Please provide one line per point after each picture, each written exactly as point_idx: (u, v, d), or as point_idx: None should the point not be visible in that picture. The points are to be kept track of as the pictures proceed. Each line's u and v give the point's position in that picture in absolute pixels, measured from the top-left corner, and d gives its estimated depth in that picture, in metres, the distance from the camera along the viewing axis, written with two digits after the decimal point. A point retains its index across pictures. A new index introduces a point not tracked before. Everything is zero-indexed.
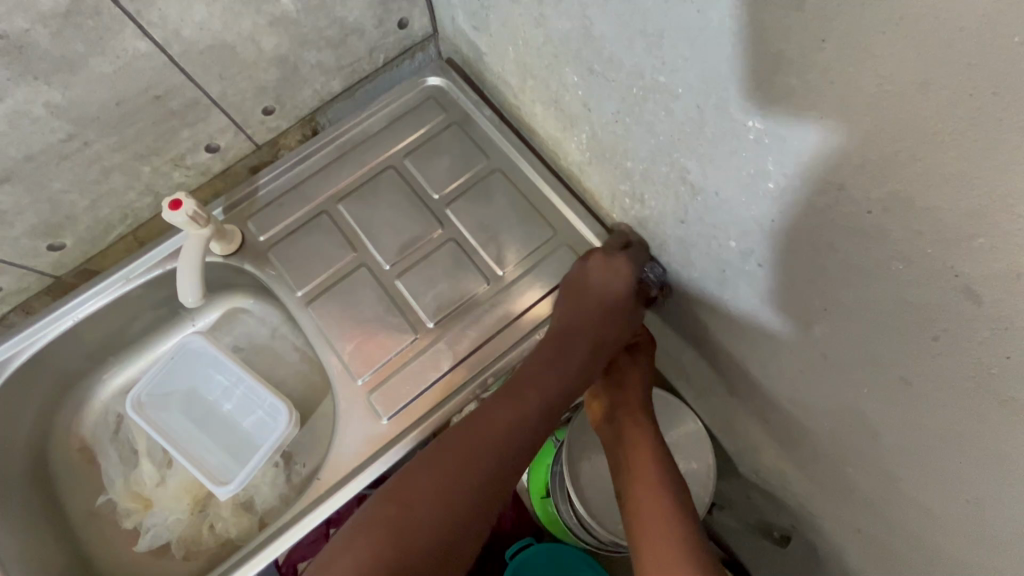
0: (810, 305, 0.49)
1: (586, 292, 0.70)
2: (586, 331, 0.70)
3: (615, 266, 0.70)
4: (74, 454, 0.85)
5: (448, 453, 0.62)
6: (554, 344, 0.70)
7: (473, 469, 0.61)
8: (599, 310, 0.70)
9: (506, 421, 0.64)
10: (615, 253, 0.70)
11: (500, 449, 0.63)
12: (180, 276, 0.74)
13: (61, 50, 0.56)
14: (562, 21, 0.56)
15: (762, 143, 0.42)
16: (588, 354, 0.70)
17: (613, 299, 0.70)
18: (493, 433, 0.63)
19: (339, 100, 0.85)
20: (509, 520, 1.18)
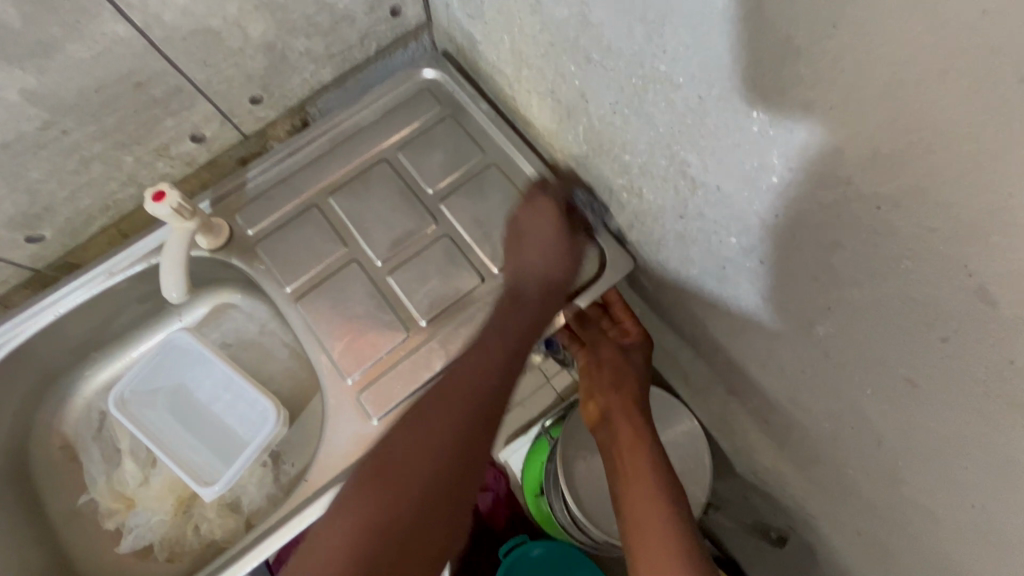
0: (814, 304, 0.47)
1: (527, 245, 0.72)
2: (535, 278, 0.70)
3: (541, 208, 0.73)
4: (56, 452, 0.83)
5: (422, 421, 0.63)
6: (509, 299, 0.70)
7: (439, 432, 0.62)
8: (549, 260, 0.71)
9: (472, 381, 0.65)
10: (536, 196, 0.74)
11: (466, 406, 0.64)
12: (164, 271, 0.72)
13: (36, 33, 0.54)
14: (558, 7, 0.54)
15: (766, 135, 0.40)
16: (541, 304, 0.71)
17: (557, 243, 0.71)
18: (458, 391, 0.64)
19: (330, 89, 0.83)
20: (503, 517, 1.17)
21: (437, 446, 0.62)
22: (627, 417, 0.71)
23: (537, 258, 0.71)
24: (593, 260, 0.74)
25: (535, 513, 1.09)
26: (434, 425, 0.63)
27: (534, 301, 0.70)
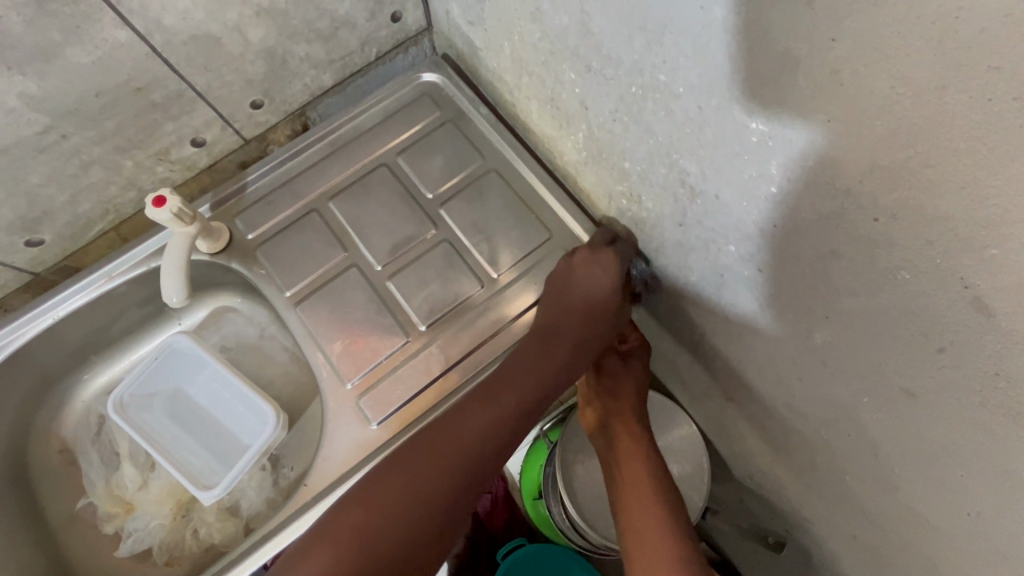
0: (812, 313, 0.47)
1: (576, 288, 0.68)
2: (568, 320, 0.68)
3: (601, 260, 0.69)
4: (54, 456, 0.83)
5: (412, 461, 0.63)
6: (540, 339, 0.68)
7: (433, 473, 0.62)
8: (594, 312, 0.68)
9: (474, 426, 0.64)
10: (602, 248, 0.70)
11: (471, 447, 0.63)
12: (164, 275, 0.72)
13: (36, 38, 0.54)
14: (559, 16, 0.54)
15: (766, 146, 0.40)
16: (572, 352, 0.68)
17: (603, 296, 0.68)
18: (461, 437, 0.63)
19: (330, 94, 0.83)
20: (502, 519, 1.17)
21: (439, 479, 0.62)
22: (625, 424, 0.70)
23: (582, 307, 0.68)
24: None
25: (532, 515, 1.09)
26: (433, 469, 0.62)
27: (563, 344, 0.68)
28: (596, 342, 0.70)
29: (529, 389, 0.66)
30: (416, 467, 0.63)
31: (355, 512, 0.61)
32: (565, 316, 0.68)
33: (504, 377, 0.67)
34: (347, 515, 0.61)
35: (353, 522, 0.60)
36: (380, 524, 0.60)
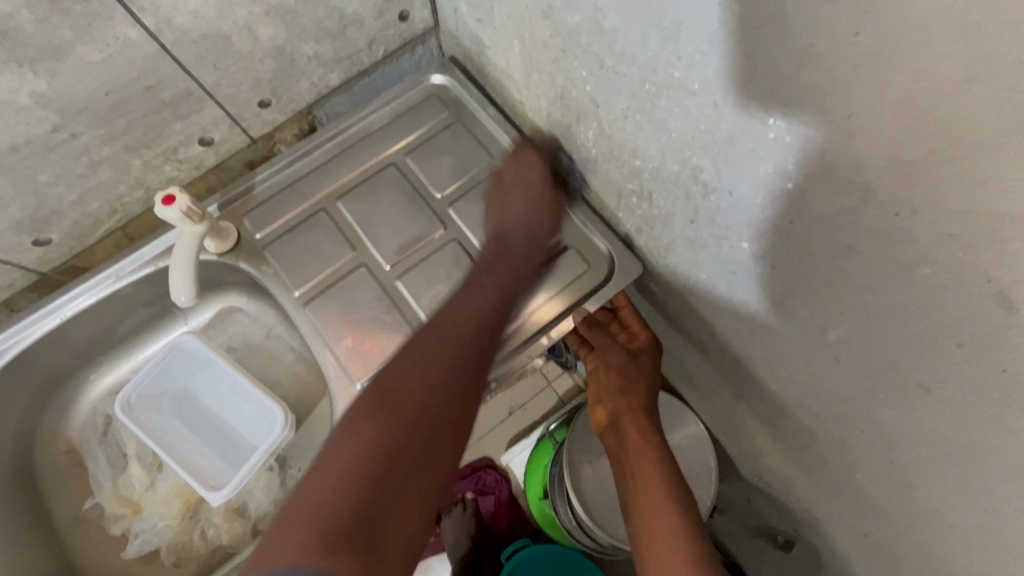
0: (827, 310, 0.47)
1: (510, 193, 0.73)
2: (518, 230, 0.71)
3: (523, 158, 0.74)
4: (60, 457, 0.83)
5: (407, 371, 0.55)
6: (495, 248, 0.70)
7: (437, 373, 0.56)
8: (534, 209, 0.72)
9: (453, 328, 0.60)
10: (523, 150, 0.75)
11: (457, 343, 0.59)
12: (172, 275, 0.71)
13: (47, 36, 0.54)
14: (571, 13, 0.54)
15: (782, 142, 0.40)
16: (526, 255, 0.70)
17: (541, 195, 0.73)
18: (443, 335, 0.59)
19: (337, 94, 0.83)
20: (505, 519, 1.16)
21: (443, 376, 0.56)
22: (635, 423, 0.71)
23: (523, 205, 0.72)
24: (603, 265, 0.75)
25: (537, 514, 1.11)
26: (431, 364, 0.56)
27: (515, 255, 0.70)
28: (542, 242, 0.72)
29: (499, 286, 0.67)
30: (410, 368, 0.55)
31: (353, 429, 0.50)
32: (512, 223, 0.71)
33: (474, 280, 0.66)
34: (348, 437, 0.50)
35: (355, 441, 0.49)
36: (393, 426, 0.51)
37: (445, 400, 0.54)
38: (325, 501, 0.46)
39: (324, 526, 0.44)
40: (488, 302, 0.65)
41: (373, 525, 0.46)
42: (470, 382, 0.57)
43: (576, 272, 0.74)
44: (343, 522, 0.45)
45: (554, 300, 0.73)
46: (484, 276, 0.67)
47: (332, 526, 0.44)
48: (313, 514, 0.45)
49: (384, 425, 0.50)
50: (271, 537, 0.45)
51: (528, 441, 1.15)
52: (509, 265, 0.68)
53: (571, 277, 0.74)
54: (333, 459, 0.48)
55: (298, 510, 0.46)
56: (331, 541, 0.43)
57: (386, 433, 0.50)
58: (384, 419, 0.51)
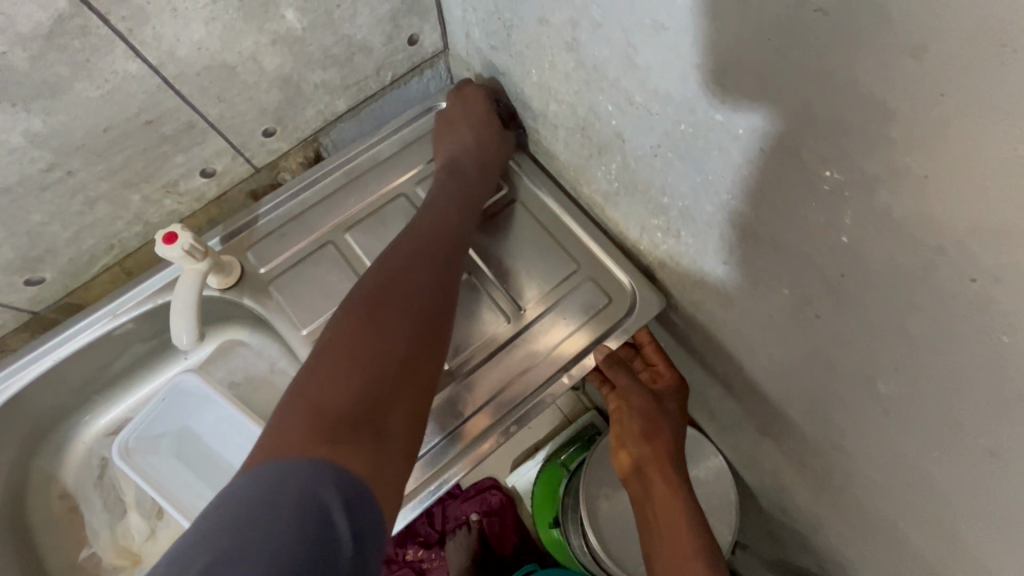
0: (878, 364, 0.45)
1: (456, 124, 0.76)
2: (468, 154, 0.74)
3: (466, 93, 0.77)
4: (54, 503, 0.78)
5: (382, 283, 0.58)
6: (449, 175, 0.73)
7: (411, 279, 0.59)
8: (483, 137, 0.75)
9: (422, 244, 0.64)
10: (464, 86, 0.77)
11: (425, 256, 0.63)
12: (174, 315, 0.67)
13: (42, 73, 0.50)
14: (598, 47, 0.52)
15: (839, 195, 0.38)
16: (479, 176, 0.74)
17: (490, 127, 0.75)
18: (413, 254, 0.62)
19: (344, 120, 0.80)
20: (511, 544, 1.11)
21: (411, 284, 0.58)
22: (661, 473, 0.68)
23: (467, 134, 0.74)
24: (624, 299, 0.72)
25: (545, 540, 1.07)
26: (406, 278, 0.59)
27: (470, 175, 0.73)
28: (494, 166, 0.75)
29: (466, 211, 0.70)
30: (386, 283, 0.58)
31: (338, 342, 0.51)
32: (463, 151, 0.74)
33: (440, 204, 0.70)
34: (332, 348, 0.50)
35: (339, 348, 0.50)
36: (380, 327, 0.53)
37: (421, 300, 0.57)
38: (323, 397, 0.46)
39: (323, 419, 0.45)
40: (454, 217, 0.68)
41: (375, 419, 0.46)
42: (445, 294, 0.60)
43: (596, 305, 0.72)
44: (344, 414, 0.45)
45: (573, 334, 0.72)
46: (446, 198, 0.70)
47: (337, 416, 0.45)
48: (310, 408, 0.45)
49: (360, 331, 0.52)
50: (272, 441, 0.43)
51: (532, 462, 1.12)
52: (466, 188, 0.72)
53: (592, 311, 0.72)
54: (322, 371, 0.48)
55: (297, 408, 0.45)
56: (335, 428, 0.44)
57: (371, 335, 0.51)
58: (358, 327, 0.52)
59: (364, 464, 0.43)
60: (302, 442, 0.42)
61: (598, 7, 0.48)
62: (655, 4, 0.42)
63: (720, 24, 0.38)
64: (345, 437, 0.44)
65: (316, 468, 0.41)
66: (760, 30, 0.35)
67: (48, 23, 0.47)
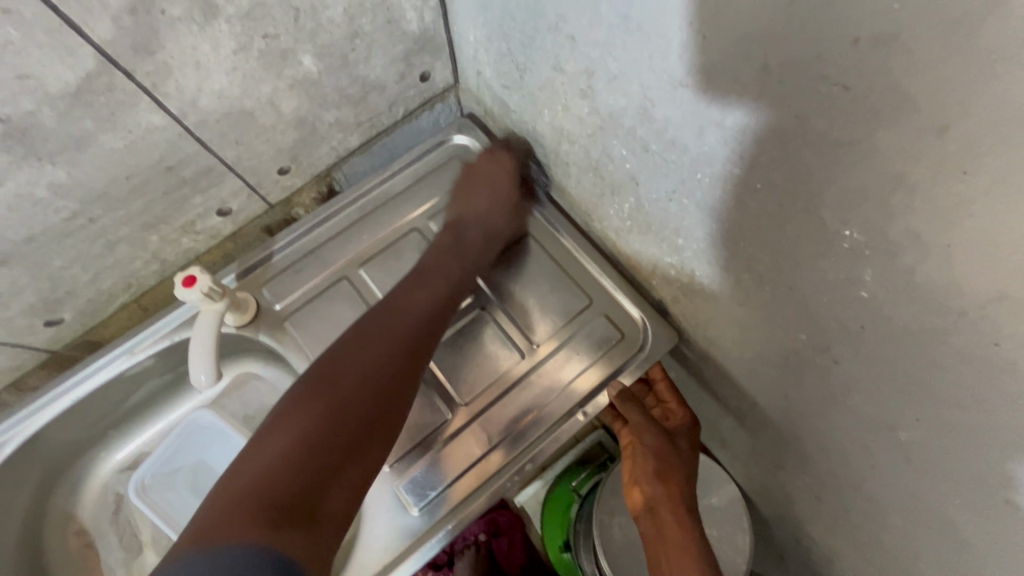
0: (897, 412, 0.45)
1: (476, 187, 0.77)
2: (479, 223, 0.75)
3: (500, 159, 0.77)
4: (70, 540, 0.79)
5: (350, 358, 0.60)
6: (450, 238, 0.74)
7: (375, 353, 0.61)
8: (497, 209, 0.76)
9: (401, 313, 0.65)
10: (499, 150, 0.78)
11: (407, 319, 0.65)
12: (192, 357, 0.67)
13: (69, 128, 0.51)
14: (614, 97, 0.53)
15: (858, 253, 0.38)
16: (482, 245, 0.74)
17: (510, 200, 0.76)
18: (396, 323, 0.64)
19: (356, 155, 0.81)
20: (520, 562, 1.10)
21: (384, 348, 0.61)
22: (673, 512, 0.69)
23: (483, 199, 0.76)
24: (636, 334, 0.73)
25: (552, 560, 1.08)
26: (371, 351, 0.61)
27: (473, 241, 0.74)
28: (501, 237, 0.76)
29: (453, 278, 0.71)
30: (351, 355, 0.60)
31: (292, 420, 0.53)
32: (469, 216, 0.75)
33: (427, 268, 0.71)
34: (285, 428, 0.53)
35: (296, 426, 0.53)
36: (331, 410, 0.55)
37: (381, 377, 0.59)
38: (269, 477, 0.49)
39: (267, 501, 0.47)
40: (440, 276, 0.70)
41: (311, 504, 0.49)
42: (407, 368, 0.61)
43: (610, 340, 0.73)
44: (286, 499, 0.48)
45: (587, 369, 0.72)
46: (440, 256, 0.72)
47: (277, 500, 0.48)
48: (255, 488, 0.48)
49: (323, 405, 0.55)
50: (212, 513, 0.46)
51: (538, 482, 1.12)
52: (465, 253, 0.73)
53: (605, 346, 0.73)
54: (270, 448, 0.51)
55: (243, 483, 0.49)
56: (269, 512, 0.47)
57: (323, 418, 0.54)
58: (324, 398, 0.55)
59: (296, 546, 0.46)
60: (235, 521, 0.45)
61: (615, 60, 0.49)
62: (673, 64, 0.43)
63: (738, 88, 0.39)
64: (281, 521, 0.47)
65: (245, 553, 0.43)
66: (780, 96, 0.36)
67: (77, 83, 0.48)
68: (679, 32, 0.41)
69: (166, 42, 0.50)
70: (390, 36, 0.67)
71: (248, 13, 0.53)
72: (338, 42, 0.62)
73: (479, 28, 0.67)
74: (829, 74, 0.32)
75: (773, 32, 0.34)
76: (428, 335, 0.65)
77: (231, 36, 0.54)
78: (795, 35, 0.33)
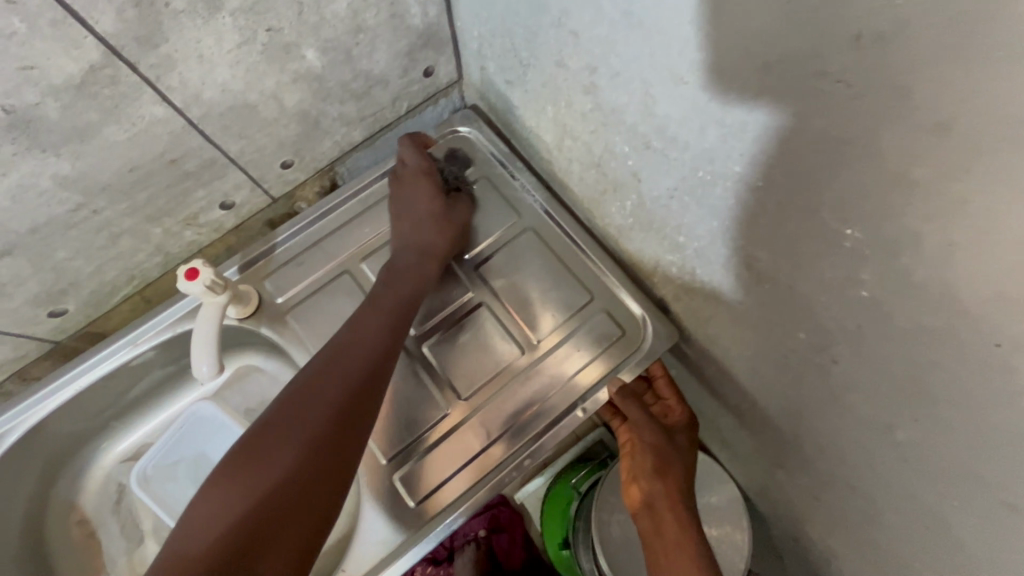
0: (896, 412, 0.45)
1: (407, 202, 0.75)
2: (414, 238, 0.73)
3: (405, 176, 0.77)
4: (73, 530, 0.79)
5: (284, 411, 0.56)
6: (394, 261, 0.72)
7: (316, 404, 0.56)
8: (423, 220, 0.74)
9: (347, 355, 0.62)
10: (405, 164, 0.77)
11: (351, 356, 0.62)
12: (195, 349, 0.67)
13: (73, 121, 0.51)
14: (616, 93, 0.53)
15: (859, 252, 0.38)
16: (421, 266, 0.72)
17: (434, 208, 0.75)
18: (337, 357, 0.61)
19: (359, 149, 0.81)
20: (520, 558, 1.10)
21: (320, 390, 0.58)
22: (671, 509, 0.69)
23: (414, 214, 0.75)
24: (637, 331, 0.73)
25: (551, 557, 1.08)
26: (312, 399, 0.57)
27: (413, 260, 0.72)
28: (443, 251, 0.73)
29: (395, 301, 0.68)
30: (292, 410, 0.56)
31: (232, 483, 0.51)
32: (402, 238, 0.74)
33: (374, 302, 0.68)
34: (217, 496, 0.50)
35: (229, 492, 0.50)
36: (269, 465, 0.52)
37: (324, 430, 0.55)
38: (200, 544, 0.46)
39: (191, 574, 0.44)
40: (389, 306, 0.67)
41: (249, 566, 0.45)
42: (350, 415, 0.57)
43: (609, 337, 0.73)
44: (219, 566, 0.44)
45: (587, 366, 0.73)
46: (388, 284, 0.70)
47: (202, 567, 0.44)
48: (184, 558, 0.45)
49: (257, 461, 0.52)
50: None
51: (538, 478, 1.12)
52: (410, 273, 0.71)
53: (606, 343, 0.73)
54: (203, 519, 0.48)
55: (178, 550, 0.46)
56: None
57: (256, 482, 0.50)
58: (261, 455, 0.52)
59: None
60: None
61: (617, 56, 0.49)
62: (676, 60, 0.43)
63: (740, 84, 0.39)
64: None
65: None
66: (781, 94, 0.36)
67: (80, 74, 0.48)
68: (682, 28, 0.41)
69: (170, 35, 0.50)
70: (394, 30, 0.67)
71: (252, 7, 0.53)
72: (341, 36, 0.63)
73: (483, 24, 0.67)
74: (831, 72, 0.32)
75: (773, 30, 0.34)
76: (369, 366, 0.61)
77: (235, 29, 0.54)
78: (796, 33, 0.32)
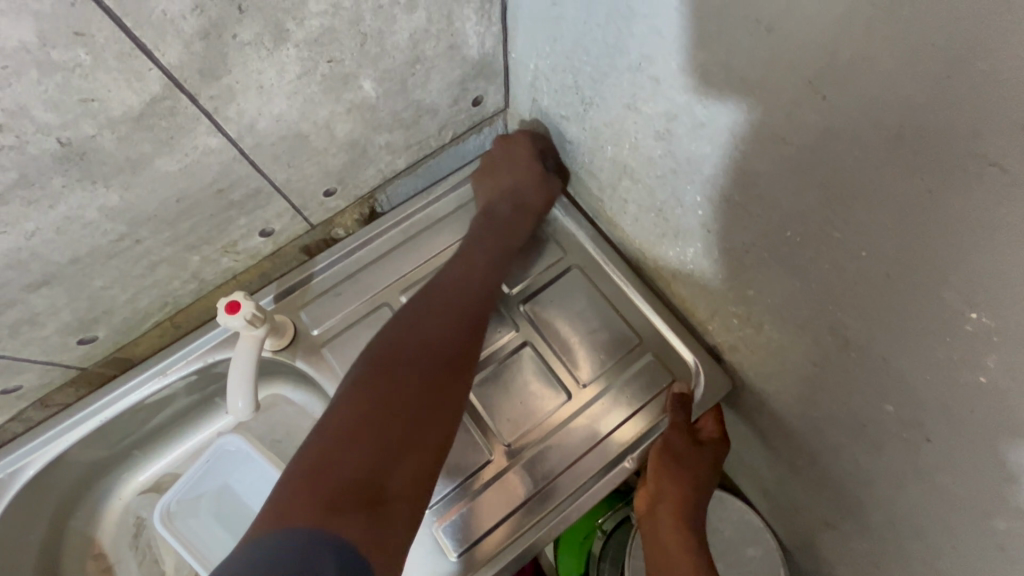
0: (998, 500, 0.41)
1: (501, 173, 0.76)
2: (508, 205, 0.75)
3: (513, 140, 0.76)
4: (88, 564, 0.76)
5: (394, 346, 0.58)
6: (483, 222, 0.74)
7: (419, 354, 0.58)
8: (524, 184, 0.75)
9: (442, 305, 0.64)
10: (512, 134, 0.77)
11: (454, 306, 0.65)
12: (230, 385, 0.63)
13: (127, 152, 0.49)
14: (695, 144, 0.50)
15: (986, 338, 0.35)
16: (513, 227, 0.74)
17: (526, 179, 0.75)
18: (436, 304, 0.64)
19: (401, 177, 0.78)
20: None
21: (432, 331, 0.61)
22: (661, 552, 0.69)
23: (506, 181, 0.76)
24: (688, 380, 0.71)
25: None
26: (423, 339, 0.60)
27: (504, 219, 0.74)
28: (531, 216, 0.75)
29: (486, 259, 0.71)
30: (399, 343, 0.59)
31: (351, 401, 0.52)
32: (501, 199, 0.75)
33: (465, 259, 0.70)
34: (334, 414, 0.51)
35: (346, 413, 0.51)
36: (392, 392, 0.53)
37: (437, 366, 0.58)
38: (327, 461, 0.47)
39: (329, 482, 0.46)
40: (483, 257, 0.71)
41: (378, 478, 0.47)
42: (457, 358, 0.60)
43: (659, 384, 0.70)
44: (353, 477, 0.46)
45: (637, 415, 0.70)
46: (477, 241, 0.72)
47: (337, 475, 0.46)
48: (318, 472, 0.46)
49: (380, 382, 0.54)
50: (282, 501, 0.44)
51: None
52: (498, 235, 0.73)
53: (654, 390, 0.70)
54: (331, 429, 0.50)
55: (306, 461, 0.47)
56: (331, 498, 0.45)
57: (373, 398, 0.52)
58: (380, 380, 0.54)
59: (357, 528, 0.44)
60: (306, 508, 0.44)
61: (703, 107, 0.47)
62: (777, 119, 0.40)
63: (858, 151, 0.36)
64: (344, 501, 0.45)
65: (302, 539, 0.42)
66: (910, 168, 0.33)
67: (140, 106, 0.46)
68: (791, 88, 0.38)
69: (234, 66, 0.48)
70: (451, 61, 0.64)
71: (317, 38, 0.50)
72: (399, 66, 0.60)
73: (543, 58, 0.64)
74: (987, 154, 0.29)
75: (913, 102, 0.31)
76: (471, 312, 0.65)
77: (297, 60, 0.51)
78: (946, 109, 0.30)
